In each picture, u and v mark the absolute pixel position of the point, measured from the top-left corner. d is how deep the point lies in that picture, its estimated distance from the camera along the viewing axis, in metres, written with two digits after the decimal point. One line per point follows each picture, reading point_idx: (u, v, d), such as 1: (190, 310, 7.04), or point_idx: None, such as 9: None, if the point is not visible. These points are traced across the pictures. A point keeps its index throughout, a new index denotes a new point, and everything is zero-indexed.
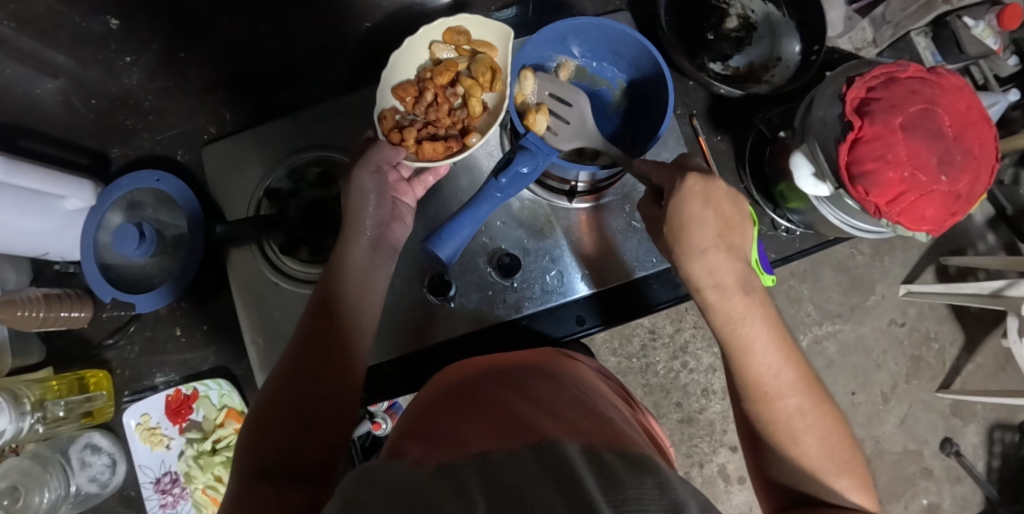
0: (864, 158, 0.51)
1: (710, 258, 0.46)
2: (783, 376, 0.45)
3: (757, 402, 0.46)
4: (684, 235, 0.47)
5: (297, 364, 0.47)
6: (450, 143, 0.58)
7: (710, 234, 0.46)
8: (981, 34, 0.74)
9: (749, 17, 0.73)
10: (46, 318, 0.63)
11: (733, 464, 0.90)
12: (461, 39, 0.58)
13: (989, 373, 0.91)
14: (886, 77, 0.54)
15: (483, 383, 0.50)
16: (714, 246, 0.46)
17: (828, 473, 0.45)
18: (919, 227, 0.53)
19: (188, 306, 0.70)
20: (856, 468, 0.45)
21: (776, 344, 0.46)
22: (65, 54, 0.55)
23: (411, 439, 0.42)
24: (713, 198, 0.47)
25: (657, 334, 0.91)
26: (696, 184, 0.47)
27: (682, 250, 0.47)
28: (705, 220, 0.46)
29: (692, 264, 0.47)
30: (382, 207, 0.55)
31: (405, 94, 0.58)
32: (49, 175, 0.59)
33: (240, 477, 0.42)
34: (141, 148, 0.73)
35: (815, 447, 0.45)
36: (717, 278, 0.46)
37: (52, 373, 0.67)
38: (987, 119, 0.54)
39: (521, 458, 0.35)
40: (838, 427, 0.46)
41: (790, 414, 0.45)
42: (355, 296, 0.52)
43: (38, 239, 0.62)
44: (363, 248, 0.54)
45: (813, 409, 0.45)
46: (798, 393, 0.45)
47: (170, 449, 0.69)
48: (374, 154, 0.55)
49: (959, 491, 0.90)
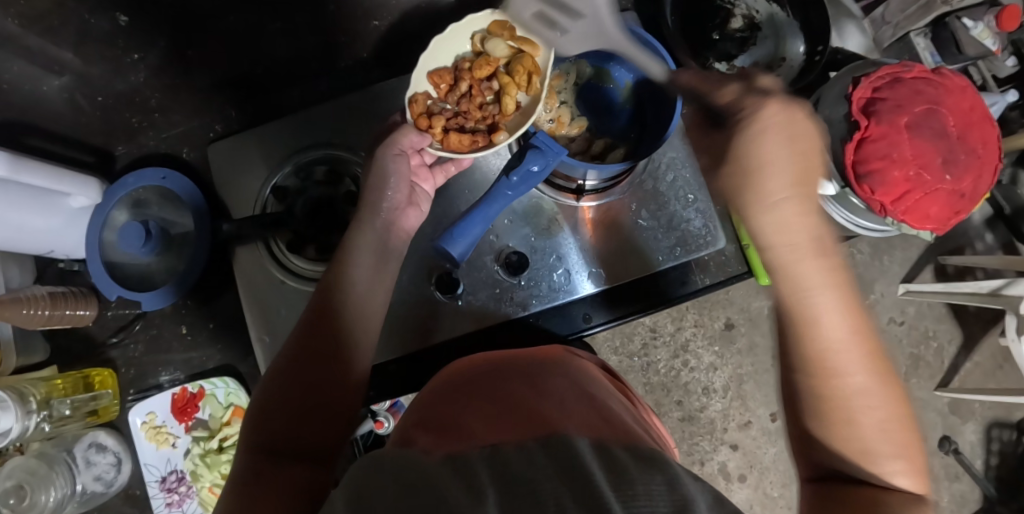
0: (869, 157, 0.52)
1: (778, 216, 0.38)
2: (849, 349, 0.39)
3: (811, 374, 0.39)
4: (754, 180, 0.38)
5: (306, 343, 0.48)
6: (476, 138, 0.58)
7: (774, 188, 0.38)
8: (979, 34, 0.75)
9: (754, 17, 0.73)
10: (52, 316, 0.63)
11: (733, 462, 0.91)
12: (507, 33, 0.56)
13: (986, 371, 0.92)
14: (891, 77, 0.54)
15: (493, 375, 0.50)
16: (784, 202, 0.38)
17: (880, 455, 0.39)
18: (924, 225, 0.53)
19: (193, 304, 0.70)
20: (912, 452, 0.39)
21: (849, 312, 0.39)
22: (71, 51, 0.55)
23: (421, 428, 0.43)
24: (795, 130, 0.38)
25: (657, 332, 0.91)
26: (777, 114, 0.38)
27: (749, 198, 0.39)
28: (779, 165, 0.37)
29: (761, 218, 0.38)
30: (399, 190, 0.55)
31: (440, 81, 0.58)
32: (56, 173, 0.59)
33: (245, 456, 0.42)
34: (145, 146, 0.73)
35: (870, 427, 0.39)
36: (791, 238, 0.38)
37: (56, 371, 0.67)
38: (991, 120, 0.54)
39: (531, 451, 0.35)
40: (902, 407, 0.40)
41: (850, 391, 0.39)
42: (366, 280, 0.52)
43: (46, 236, 0.63)
44: (376, 229, 0.54)
45: (877, 387, 0.39)
46: (862, 365, 0.39)
47: (175, 448, 0.68)
48: (399, 138, 0.55)
49: (957, 489, 0.91)
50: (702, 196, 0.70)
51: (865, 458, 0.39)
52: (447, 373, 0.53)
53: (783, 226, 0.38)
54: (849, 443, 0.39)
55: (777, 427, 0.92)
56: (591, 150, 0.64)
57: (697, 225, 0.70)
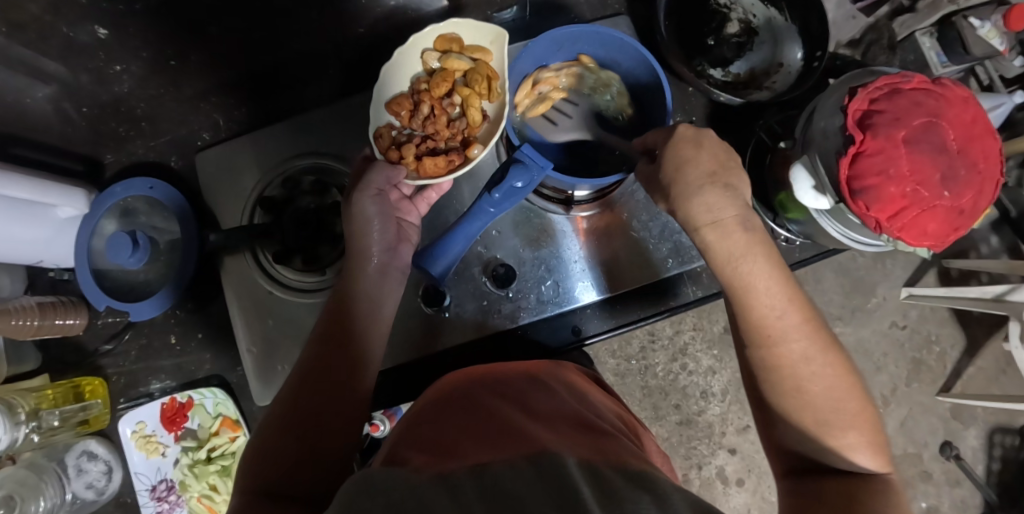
0: (865, 173, 0.55)
1: (708, 196, 0.44)
2: (788, 318, 0.43)
3: (761, 347, 0.44)
4: (679, 175, 0.45)
5: (305, 383, 0.48)
6: (451, 157, 0.57)
7: (705, 171, 0.45)
8: (986, 34, 0.71)
9: (750, 22, 0.72)
10: (42, 326, 0.63)
11: (731, 467, 0.90)
12: (453, 46, 0.59)
13: (989, 377, 0.85)
14: (889, 88, 0.57)
15: (483, 391, 0.50)
16: (708, 185, 0.45)
17: (834, 427, 0.42)
18: (922, 241, 0.57)
19: (184, 314, 0.70)
20: (866, 425, 0.43)
21: (782, 287, 0.44)
22: (54, 62, 0.55)
23: (409, 447, 0.43)
24: (703, 142, 0.46)
25: (656, 336, 0.90)
26: (687, 130, 0.47)
27: (679, 195, 0.45)
28: (696, 159, 0.45)
29: (692, 205, 0.45)
30: (385, 230, 0.56)
31: (400, 108, 0.58)
32: (40, 185, 0.59)
33: (244, 498, 0.43)
34: (134, 154, 0.72)
35: (821, 396, 0.43)
36: (716, 216, 0.45)
37: (48, 381, 0.67)
38: (992, 132, 0.57)
39: (521, 471, 0.36)
40: (849, 376, 0.44)
41: (795, 362, 0.43)
42: (364, 322, 0.53)
43: (33, 248, 0.63)
44: (370, 273, 0.55)
45: (821, 355, 0.43)
46: (801, 335, 0.43)
47: (165, 457, 0.68)
48: (373, 176, 0.54)
49: (958, 495, 0.84)
50: None
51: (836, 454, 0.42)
52: (435, 390, 0.54)
53: (728, 236, 0.45)
54: (824, 442, 0.42)
55: None
56: (540, 74, 0.63)
57: (689, 236, 0.69)
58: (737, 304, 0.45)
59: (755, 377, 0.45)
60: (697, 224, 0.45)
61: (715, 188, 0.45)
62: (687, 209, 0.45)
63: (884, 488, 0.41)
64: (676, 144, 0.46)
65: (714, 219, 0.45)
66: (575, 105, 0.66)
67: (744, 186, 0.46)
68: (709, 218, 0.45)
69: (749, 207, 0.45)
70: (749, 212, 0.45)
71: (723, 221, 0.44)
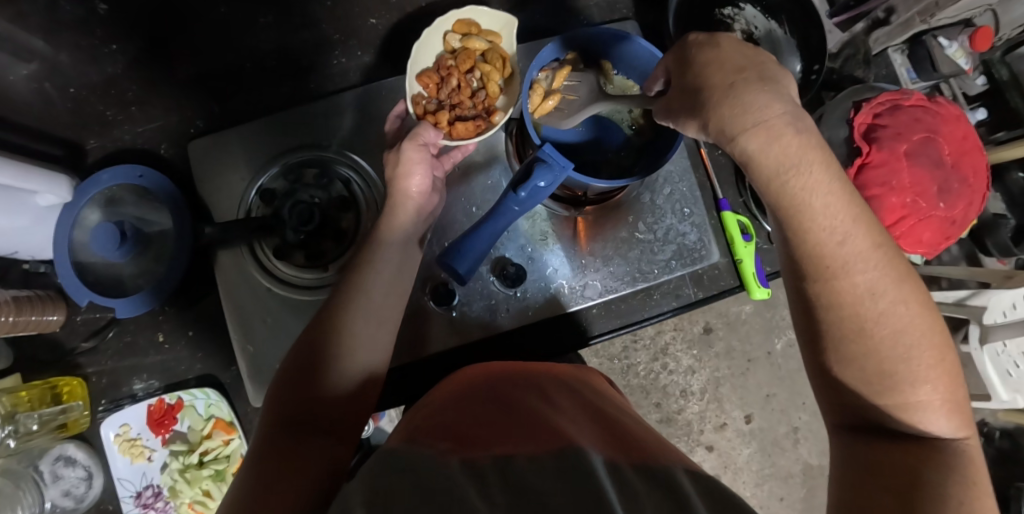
0: (870, 183, 0.57)
1: (749, 93, 0.39)
2: (850, 244, 0.40)
3: (822, 280, 0.41)
4: (703, 82, 0.41)
5: (326, 321, 0.49)
6: (478, 122, 0.58)
7: (728, 78, 0.40)
8: (953, 54, 0.74)
9: (752, 33, 0.73)
10: (17, 323, 0.58)
11: (708, 463, 0.93)
12: (472, 30, 0.58)
13: None
14: (891, 104, 0.59)
15: (513, 384, 0.50)
16: (737, 85, 0.40)
17: (905, 379, 0.39)
18: (916, 248, 0.60)
19: (172, 310, 0.66)
20: (942, 377, 0.40)
21: (846, 206, 0.40)
22: (43, 37, 0.51)
23: (427, 431, 0.42)
24: (720, 44, 0.42)
25: (638, 336, 0.91)
26: (701, 36, 0.43)
27: (710, 105, 0.40)
28: (721, 63, 0.41)
29: (724, 109, 0.40)
30: (427, 178, 0.56)
31: (428, 81, 0.58)
32: (24, 170, 0.55)
33: (267, 426, 0.44)
34: (117, 140, 0.67)
35: (888, 341, 0.40)
36: (761, 116, 0.39)
37: (19, 381, 0.63)
38: (981, 149, 0.61)
39: (544, 465, 0.35)
40: (923, 312, 0.40)
41: (860, 296, 0.40)
42: (392, 268, 0.53)
43: (9, 237, 0.58)
44: (409, 212, 0.56)
45: (890, 291, 0.40)
46: (870, 266, 0.40)
47: (152, 461, 0.65)
48: (422, 130, 0.55)
49: None
50: (697, 210, 0.71)
51: (904, 412, 0.40)
52: (453, 386, 0.51)
53: (784, 141, 0.39)
54: (892, 397, 0.39)
55: (751, 429, 0.93)
56: (563, 58, 0.62)
57: (692, 239, 0.70)
58: (790, 230, 0.41)
59: (813, 316, 0.42)
60: (735, 132, 0.40)
61: (755, 87, 0.39)
62: (719, 115, 0.40)
63: (958, 459, 0.38)
64: (698, 49, 0.43)
65: (757, 120, 0.39)
66: (581, 86, 0.59)
67: (783, 80, 0.41)
68: (753, 120, 0.39)
69: (794, 108, 0.40)
70: (798, 109, 0.40)
71: (769, 122, 0.39)
